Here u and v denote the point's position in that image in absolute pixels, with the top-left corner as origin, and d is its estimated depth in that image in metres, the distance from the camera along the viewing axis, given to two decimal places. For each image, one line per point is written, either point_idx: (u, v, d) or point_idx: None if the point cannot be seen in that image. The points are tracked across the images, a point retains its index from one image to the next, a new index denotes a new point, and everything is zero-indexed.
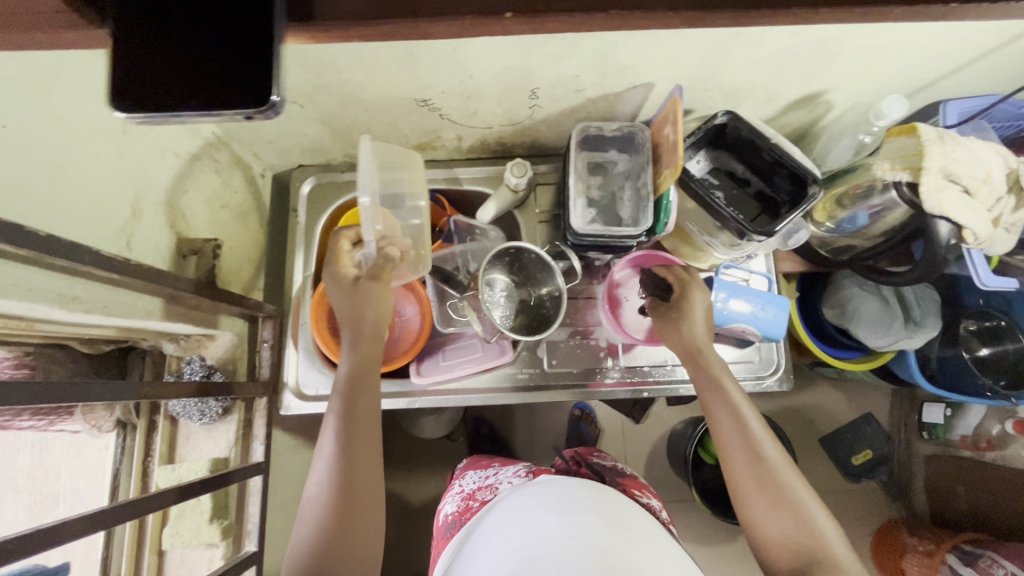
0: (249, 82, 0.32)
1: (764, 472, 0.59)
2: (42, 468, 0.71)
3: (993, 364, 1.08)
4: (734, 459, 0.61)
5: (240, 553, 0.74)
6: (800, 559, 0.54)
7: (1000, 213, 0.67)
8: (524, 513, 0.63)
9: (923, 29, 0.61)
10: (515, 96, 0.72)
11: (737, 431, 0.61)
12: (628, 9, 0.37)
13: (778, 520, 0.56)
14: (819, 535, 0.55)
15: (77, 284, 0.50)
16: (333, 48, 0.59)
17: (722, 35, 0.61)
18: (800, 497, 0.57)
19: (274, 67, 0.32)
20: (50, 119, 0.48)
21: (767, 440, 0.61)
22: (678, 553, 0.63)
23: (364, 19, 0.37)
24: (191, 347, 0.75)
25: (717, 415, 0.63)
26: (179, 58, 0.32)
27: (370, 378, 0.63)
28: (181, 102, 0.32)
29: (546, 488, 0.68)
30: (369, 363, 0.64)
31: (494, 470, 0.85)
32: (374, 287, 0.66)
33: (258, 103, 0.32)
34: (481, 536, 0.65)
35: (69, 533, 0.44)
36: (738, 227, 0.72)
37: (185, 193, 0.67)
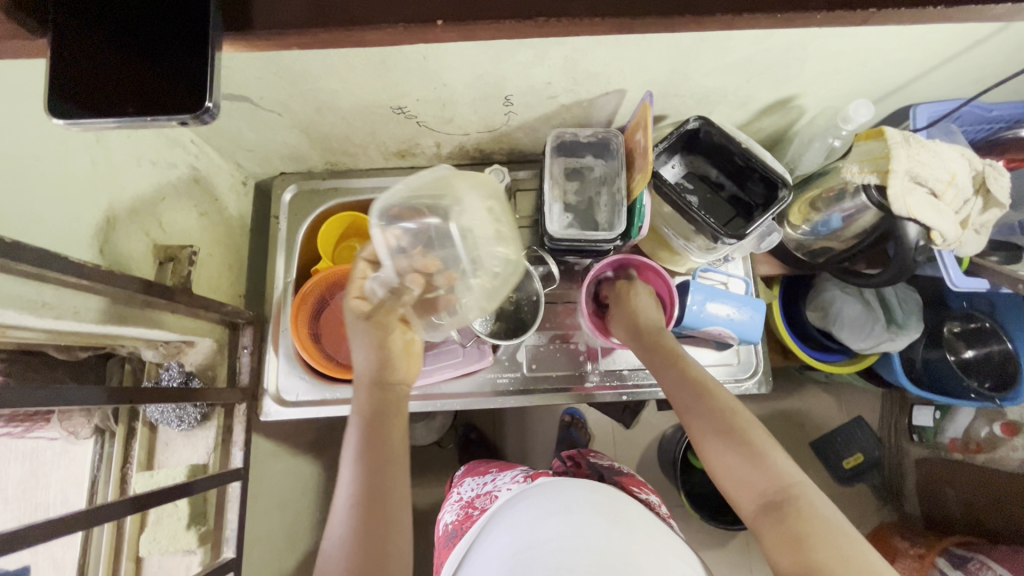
0: (188, 87, 0.34)
1: (718, 419, 0.59)
2: (33, 477, 0.69)
3: (976, 366, 1.08)
4: (688, 413, 0.61)
5: (218, 560, 0.74)
6: (768, 498, 0.54)
7: (967, 215, 0.68)
8: (523, 517, 0.64)
9: (885, 34, 0.62)
10: (490, 103, 0.73)
11: (687, 385, 0.63)
12: (554, 16, 0.37)
13: (740, 463, 0.56)
14: (781, 470, 0.55)
15: (47, 291, 0.50)
16: (306, 57, 0.60)
17: (688, 41, 0.62)
18: (758, 436, 0.58)
19: (209, 74, 0.34)
20: (21, 129, 0.49)
21: (717, 389, 0.62)
22: (679, 548, 0.63)
23: (300, 27, 0.36)
24: (170, 353, 0.74)
25: (670, 375, 0.65)
26: (120, 65, 0.33)
27: (390, 416, 0.62)
28: (118, 108, 0.33)
29: (542, 490, 0.68)
30: (387, 401, 0.64)
31: (492, 476, 0.86)
32: (369, 326, 0.66)
33: (191, 108, 0.34)
34: (484, 544, 0.65)
35: (25, 538, 0.44)
36: (711, 232, 0.73)
37: (162, 200, 0.68)
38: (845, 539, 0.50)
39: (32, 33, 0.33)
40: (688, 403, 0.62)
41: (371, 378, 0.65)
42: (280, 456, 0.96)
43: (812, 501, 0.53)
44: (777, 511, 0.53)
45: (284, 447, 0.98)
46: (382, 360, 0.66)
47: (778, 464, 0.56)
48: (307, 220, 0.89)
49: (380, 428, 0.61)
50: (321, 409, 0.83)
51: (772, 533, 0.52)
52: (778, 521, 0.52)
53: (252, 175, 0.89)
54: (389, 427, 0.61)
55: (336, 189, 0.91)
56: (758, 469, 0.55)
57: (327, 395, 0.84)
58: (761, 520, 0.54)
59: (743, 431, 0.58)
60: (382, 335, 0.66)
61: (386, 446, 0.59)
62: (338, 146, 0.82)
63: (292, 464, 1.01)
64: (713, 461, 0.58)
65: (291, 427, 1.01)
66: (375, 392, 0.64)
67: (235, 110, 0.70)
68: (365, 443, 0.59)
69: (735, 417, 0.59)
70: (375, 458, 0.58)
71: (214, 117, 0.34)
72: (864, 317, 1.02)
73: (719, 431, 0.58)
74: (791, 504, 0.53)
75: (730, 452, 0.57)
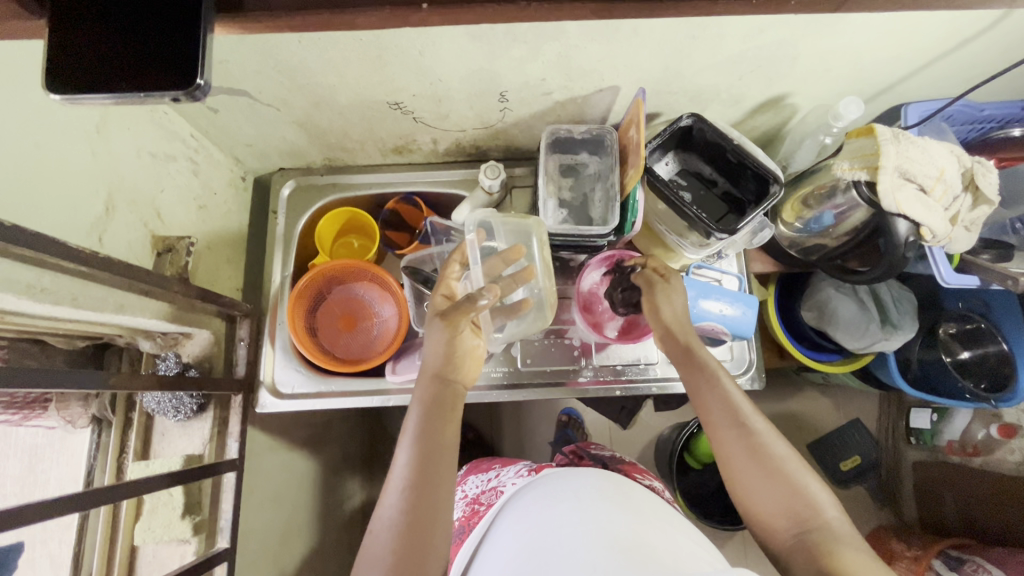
0: (178, 63, 0.35)
1: (751, 443, 0.59)
2: (31, 475, 0.71)
3: (973, 367, 1.08)
4: (723, 434, 0.61)
5: (212, 550, 0.75)
6: (799, 530, 0.54)
7: (956, 211, 0.70)
8: (531, 505, 0.66)
9: (873, 33, 0.63)
10: (485, 99, 0.74)
11: (723, 404, 0.62)
12: None
13: (772, 492, 0.56)
14: (815, 503, 0.55)
15: (46, 276, 0.51)
16: (303, 51, 0.61)
17: (680, 38, 0.63)
18: (792, 467, 0.58)
19: (203, 52, 0.35)
20: (23, 116, 0.50)
21: (753, 412, 0.62)
22: (693, 532, 0.64)
23: (291, 11, 0.38)
24: (167, 344, 0.76)
25: (704, 392, 0.64)
26: (120, 44, 0.35)
27: (446, 413, 0.63)
28: (113, 84, 0.35)
29: (548, 480, 0.71)
30: (443, 399, 0.64)
31: (495, 473, 0.87)
32: (442, 325, 0.66)
33: (185, 83, 0.35)
34: (495, 536, 0.66)
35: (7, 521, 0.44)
36: (704, 227, 0.74)
37: (161, 192, 0.69)
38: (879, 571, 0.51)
39: (32, 14, 0.34)
40: (723, 425, 0.61)
41: (435, 373, 0.65)
42: (276, 450, 0.97)
43: (844, 537, 0.52)
44: (807, 544, 0.53)
45: (280, 441, 0.98)
46: (450, 359, 0.66)
47: (812, 496, 0.56)
48: (306, 214, 0.90)
49: (434, 427, 0.61)
50: (316, 401, 0.84)
51: (800, 566, 0.52)
52: (807, 555, 0.52)
53: (251, 170, 0.91)
54: (444, 426, 0.62)
55: (334, 184, 0.92)
56: (790, 500, 0.56)
57: (322, 388, 0.85)
58: (790, 551, 0.54)
59: (777, 460, 0.58)
60: (453, 335, 0.65)
61: (440, 447, 0.60)
62: (336, 141, 0.83)
63: (289, 458, 1.01)
64: (744, 487, 0.59)
65: (287, 422, 1.01)
66: (434, 388, 0.64)
67: (234, 104, 0.71)
68: (419, 444, 0.60)
69: (771, 445, 0.59)
70: (428, 460, 0.59)
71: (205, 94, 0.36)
72: (860, 316, 1.02)
73: (754, 458, 0.58)
74: (823, 539, 0.52)
75: (761, 480, 0.57)
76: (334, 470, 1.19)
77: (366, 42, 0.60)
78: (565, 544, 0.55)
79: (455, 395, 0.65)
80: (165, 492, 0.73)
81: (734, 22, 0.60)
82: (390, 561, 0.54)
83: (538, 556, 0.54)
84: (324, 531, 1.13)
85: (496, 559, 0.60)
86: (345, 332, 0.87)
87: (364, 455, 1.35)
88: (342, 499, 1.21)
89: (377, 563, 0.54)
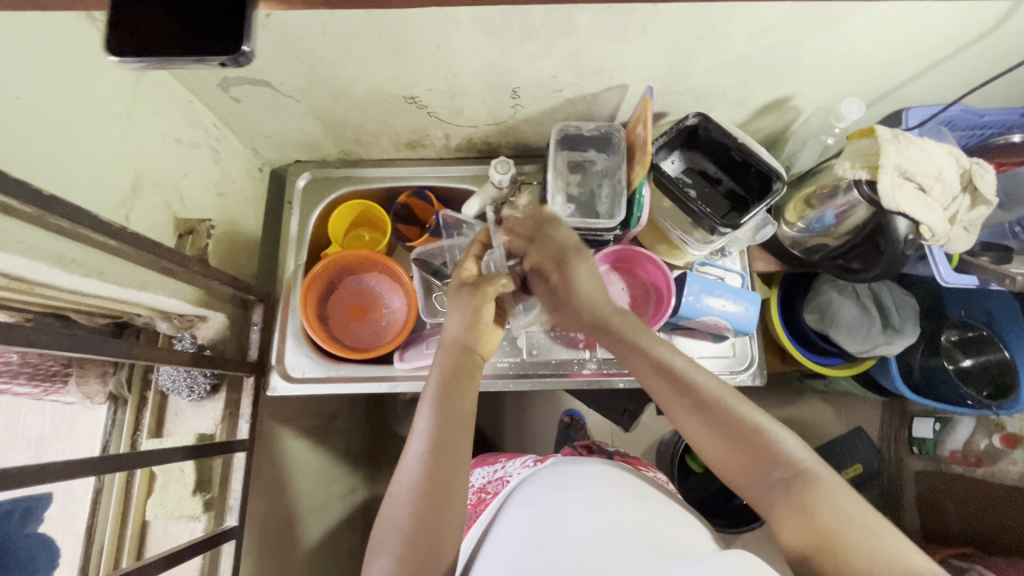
0: (227, 34, 0.37)
1: (708, 408, 0.59)
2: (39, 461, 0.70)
3: (976, 375, 1.08)
4: (676, 409, 0.61)
5: (220, 527, 0.77)
6: (773, 480, 0.54)
7: (955, 211, 0.71)
8: (537, 490, 0.67)
9: (874, 36, 0.66)
10: (497, 95, 0.77)
11: (668, 380, 0.62)
12: None
13: (738, 452, 0.56)
14: (781, 449, 0.55)
15: (76, 248, 0.53)
16: (325, 43, 0.64)
17: (687, 38, 0.65)
18: (752, 419, 0.57)
19: (247, 27, 0.37)
20: (60, 96, 0.53)
21: (702, 377, 0.62)
22: (687, 518, 0.65)
23: None
24: (183, 325, 0.76)
25: (648, 373, 0.64)
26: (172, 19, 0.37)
27: (466, 385, 0.66)
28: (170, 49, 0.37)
29: (553, 468, 0.72)
30: (464, 371, 0.67)
31: (502, 465, 0.89)
32: (472, 293, 0.72)
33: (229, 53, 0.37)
34: (499, 521, 0.66)
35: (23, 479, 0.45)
36: (709, 222, 0.76)
37: (184, 176, 0.72)
38: (858, 502, 0.50)
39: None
40: (679, 405, 0.61)
41: (459, 342, 0.69)
42: (282, 437, 0.99)
43: (819, 478, 0.52)
44: (785, 492, 0.53)
45: (287, 429, 1.00)
46: (475, 330, 0.70)
47: (777, 442, 0.56)
48: (320, 205, 0.93)
49: (454, 399, 0.64)
50: (326, 385, 0.85)
51: (783, 516, 0.52)
52: (790, 502, 0.52)
53: (268, 162, 0.94)
54: (462, 396, 0.65)
55: (348, 177, 0.95)
56: (757, 453, 0.55)
57: (332, 373, 0.87)
58: (770, 503, 0.54)
59: (734, 418, 0.58)
60: (478, 305, 0.71)
61: (460, 418, 0.63)
62: (351, 135, 0.86)
63: (295, 447, 1.03)
64: (711, 454, 0.58)
65: (295, 410, 1.03)
66: (455, 358, 0.68)
67: (256, 94, 0.73)
68: (438, 412, 0.62)
69: (726, 405, 0.59)
70: (447, 430, 0.61)
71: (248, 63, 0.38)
72: (861, 319, 1.03)
73: (711, 424, 0.58)
74: (798, 485, 0.52)
75: (722, 443, 0.57)
76: (337, 462, 1.20)
77: (385, 35, 0.62)
78: (577, 522, 0.56)
79: (473, 365, 0.69)
80: (176, 468, 0.75)
81: (740, 22, 0.62)
82: (411, 522, 0.56)
83: (550, 531, 0.55)
84: (326, 522, 1.14)
85: (501, 535, 0.61)
86: (354, 321, 0.89)
87: (366, 450, 1.37)
88: (345, 491, 1.22)
89: (399, 525, 0.57)
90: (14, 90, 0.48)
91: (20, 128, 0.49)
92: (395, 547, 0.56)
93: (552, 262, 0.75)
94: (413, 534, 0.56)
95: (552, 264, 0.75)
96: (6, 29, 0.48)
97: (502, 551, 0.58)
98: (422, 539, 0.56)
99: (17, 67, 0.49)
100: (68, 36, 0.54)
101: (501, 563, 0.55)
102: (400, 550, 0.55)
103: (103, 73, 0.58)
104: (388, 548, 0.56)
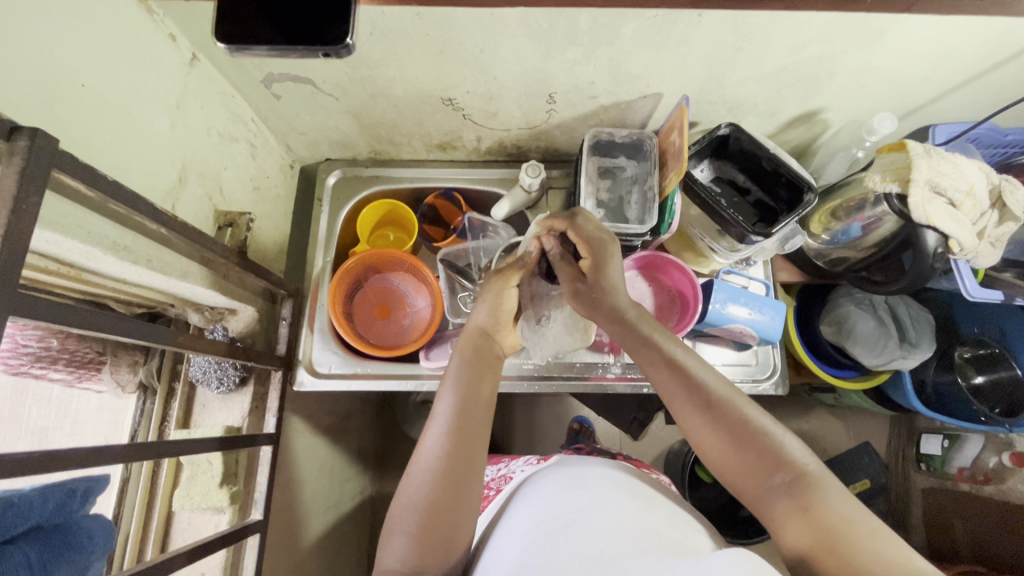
0: None
1: (716, 407, 0.57)
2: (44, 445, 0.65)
3: (988, 391, 1.06)
4: (681, 406, 0.60)
5: (245, 521, 0.76)
6: (775, 484, 0.53)
7: (983, 226, 0.72)
8: (546, 484, 0.66)
9: (911, 52, 0.67)
10: (534, 100, 0.78)
11: (672, 374, 0.61)
12: None
13: (743, 452, 0.55)
14: (784, 453, 0.54)
15: (127, 235, 0.53)
16: (372, 42, 0.65)
17: (726, 48, 0.66)
18: (758, 422, 0.56)
19: None
20: (120, 83, 0.54)
21: (709, 375, 0.60)
22: (680, 511, 0.66)
23: None
24: (213, 317, 0.77)
25: (657, 367, 0.62)
26: None
27: (484, 371, 0.68)
28: None
29: (556, 466, 0.72)
30: (482, 359, 0.69)
31: (504, 463, 0.89)
32: (495, 280, 0.76)
33: (333, 43, 0.41)
34: (507, 513, 0.66)
35: (73, 462, 0.45)
36: (740, 231, 0.77)
37: (225, 169, 0.73)
38: (860, 511, 0.49)
39: None
40: (685, 399, 0.59)
41: (482, 329, 0.73)
42: (302, 434, 0.99)
43: (823, 484, 0.52)
44: (787, 495, 0.52)
45: (306, 425, 1.00)
46: (496, 315, 0.74)
47: (781, 445, 0.54)
48: (349, 203, 0.94)
49: (475, 385, 0.65)
50: (352, 381, 0.86)
51: (784, 519, 0.51)
52: (792, 505, 0.51)
53: (299, 159, 0.95)
54: (480, 387, 0.65)
55: (377, 176, 0.96)
56: (761, 456, 0.54)
57: (358, 369, 0.87)
58: (770, 506, 0.53)
59: (742, 419, 0.56)
60: (501, 287, 0.75)
61: (480, 402, 0.64)
62: (385, 134, 0.87)
63: (314, 443, 1.03)
64: (714, 454, 0.57)
65: (314, 406, 1.03)
66: (475, 345, 0.71)
67: (298, 91, 0.74)
68: (459, 398, 0.63)
69: (732, 404, 0.57)
70: (467, 414, 0.62)
71: (351, 54, 0.41)
72: (878, 332, 1.02)
73: (716, 423, 0.57)
74: (801, 489, 0.51)
75: (727, 444, 0.56)
76: (350, 461, 1.20)
77: (434, 36, 0.63)
78: (587, 518, 0.56)
79: (492, 354, 0.71)
80: (204, 460, 0.75)
81: (780, 35, 0.64)
82: (428, 503, 0.56)
83: (558, 526, 0.55)
84: (338, 520, 1.14)
85: (509, 529, 0.61)
86: (379, 319, 0.89)
87: (376, 449, 1.36)
88: (355, 491, 1.22)
89: (416, 505, 0.57)
90: (80, 77, 0.49)
91: (83, 113, 0.49)
92: (411, 527, 0.56)
93: (586, 245, 0.70)
94: (429, 515, 0.56)
95: (587, 249, 0.70)
96: (77, 19, 0.49)
97: (507, 547, 0.57)
98: (437, 520, 0.56)
99: (86, 55, 0.50)
100: (129, 27, 0.55)
101: (511, 555, 0.54)
102: (416, 530, 0.55)
103: (158, 64, 0.59)
104: (404, 527, 0.56)
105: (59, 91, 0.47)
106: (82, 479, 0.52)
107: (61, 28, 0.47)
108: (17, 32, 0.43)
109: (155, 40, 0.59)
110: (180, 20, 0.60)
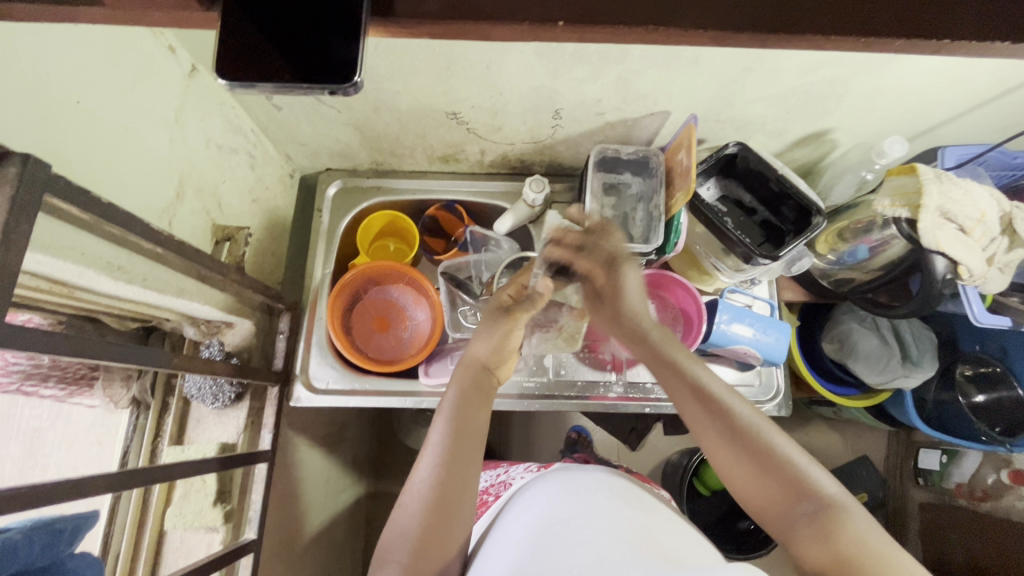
0: (338, 61, 0.36)
1: (740, 433, 0.56)
2: None
3: (989, 411, 1.01)
4: (709, 434, 0.58)
5: (239, 540, 0.75)
6: (800, 513, 0.52)
7: (993, 253, 0.70)
8: (542, 490, 0.64)
9: (923, 76, 0.66)
10: (540, 115, 0.77)
11: (700, 402, 0.59)
12: (662, 25, 0.36)
13: (768, 482, 0.54)
14: (809, 482, 0.53)
15: (123, 255, 0.52)
16: (376, 56, 0.64)
17: (737, 70, 0.65)
18: (786, 451, 0.55)
19: (359, 52, 0.36)
20: (115, 100, 0.52)
21: (738, 404, 0.58)
22: (686, 526, 0.64)
23: (436, 19, 0.36)
24: (210, 331, 0.75)
25: (684, 394, 0.60)
26: (275, 44, 0.36)
27: (482, 403, 0.66)
28: (276, 71, 0.36)
29: (553, 472, 0.70)
30: (482, 390, 0.67)
31: (503, 469, 0.88)
32: (503, 317, 0.70)
33: (340, 81, 0.36)
34: (502, 520, 0.63)
35: (60, 494, 0.43)
36: (745, 252, 0.76)
37: (224, 182, 0.71)
38: (882, 539, 0.48)
39: (199, 5, 0.35)
40: (709, 424, 0.58)
41: (480, 362, 0.69)
42: (299, 447, 0.97)
43: (847, 512, 0.50)
44: (811, 524, 0.50)
45: (303, 437, 0.98)
46: (499, 353, 0.70)
47: (807, 474, 0.53)
48: (350, 213, 0.92)
49: (469, 414, 0.63)
50: (349, 398, 0.84)
51: (806, 547, 0.50)
52: (814, 530, 0.50)
53: (299, 168, 0.93)
54: (477, 414, 0.64)
55: (378, 187, 0.94)
56: (786, 483, 0.53)
57: (356, 385, 0.86)
58: (792, 533, 0.52)
59: (767, 447, 0.55)
60: (508, 329, 0.70)
61: (474, 435, 0.62)
62: (387, 146, 0.86)
63: (309, 453, 1.01)
64: (740, 484, 0.56)
65: (310, 418, 1.01)
66: (475, 377, 0.68)
67: (299, 103, 0.73)
68: (453, 427, 0.61)
69: (758, 432, 0.56)
70: (460, 444, 0.60)
71: (357, 92, 0.37)
72: (882, 351, 0.99)
73: (741, 451, 0.55)
74: (825, 517, 0.50)
75: (755, 474, 0.54)
76: (345, 470, 1.18)
77: (439, 52, 0.62)
78: (588, 523, 0.54)
79: (490, 387, 0.69)
80: (198, 478, 0.74)
81: (792, 57, 0.62)
82: (418, 534, 0.55)
83: (556, 531, 0.53)
84: (332, 533, 1.11)
85: (502, 534, 0.59)
86: (378, 333, 0.87)
87: (371, 458, 1.35)
88: (349, 500, 1.20)
89: (406, 535, 0.56)
90: (77, 96, 0.48)
91: (77, 132, 0.48)
92: (403, 556, 0.55)
93: (600, 264, 0.68)
94: (420, 545, 0.55)
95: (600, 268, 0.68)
96: (75, 36, 0.47)
97: (499, 554, 0.55)
98: (430, 549, 0.55)
99: (85, 73, 0.49)
100: (130, 42, 0.54)
101: (501, 564, 0.52)
102: (407, 559, 0.54)
103: (154, 79, 0.57)
104: (395, 556, 0.55)
105: (53, 107, 0.45)
106: (72, 517, 0.51)
107: (57, 47, 0.45)
108: (11, 52, 0.41)
109: (154, 53, 0.57)
110: (180, 33, 0.59)
